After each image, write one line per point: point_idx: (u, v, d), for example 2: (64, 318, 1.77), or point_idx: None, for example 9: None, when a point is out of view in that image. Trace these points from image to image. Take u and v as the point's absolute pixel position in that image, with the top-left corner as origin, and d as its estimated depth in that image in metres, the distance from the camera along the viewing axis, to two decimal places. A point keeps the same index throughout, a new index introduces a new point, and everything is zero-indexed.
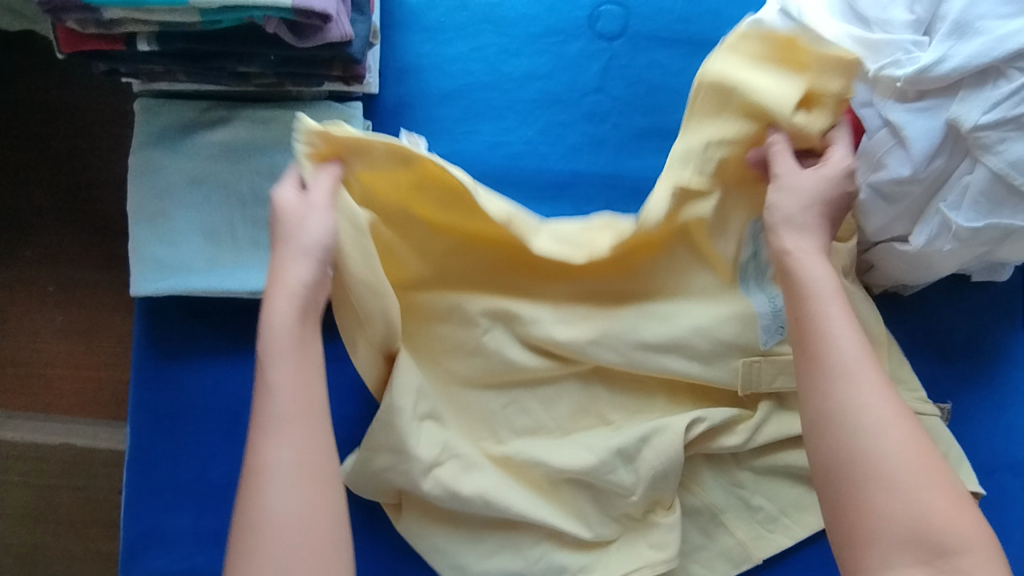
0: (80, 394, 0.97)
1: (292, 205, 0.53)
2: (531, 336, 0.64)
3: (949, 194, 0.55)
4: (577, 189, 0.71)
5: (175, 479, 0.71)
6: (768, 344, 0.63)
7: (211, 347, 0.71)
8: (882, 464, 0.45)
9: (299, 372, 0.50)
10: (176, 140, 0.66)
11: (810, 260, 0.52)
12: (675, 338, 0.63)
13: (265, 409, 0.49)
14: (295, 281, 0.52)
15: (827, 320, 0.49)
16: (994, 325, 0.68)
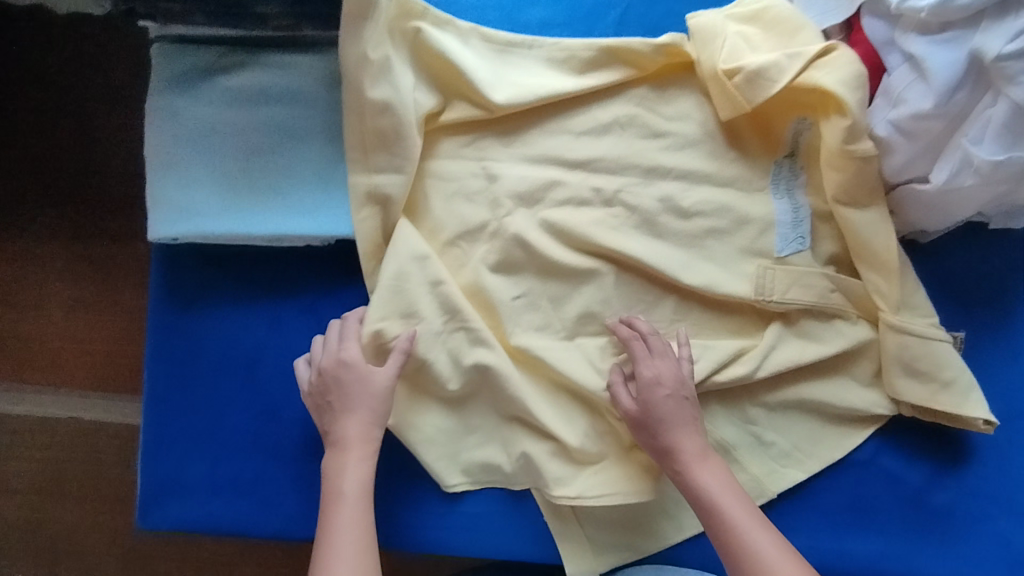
0: (89, 369, 1.03)
1: (360, 369, 0.64)
2: (547, 220, 0.70)
3: (971, 128, 0.55)
4: (594, 136, 0.70)
5: (192, 426, 0.71)
6: (782, 252, 0.68)
7: (227, 296, 0.71)
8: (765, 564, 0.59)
9: (363, 518, 0.62)
10: (192, 85, 0.66)
11: (681, 436, 0.64)
12: (683, 233, 0.69)
13: (331, 526, 0.61)
14: (357, 429, 0.63)
15: (714, 491, 0.62)
16: (1012, 272, 0.68)
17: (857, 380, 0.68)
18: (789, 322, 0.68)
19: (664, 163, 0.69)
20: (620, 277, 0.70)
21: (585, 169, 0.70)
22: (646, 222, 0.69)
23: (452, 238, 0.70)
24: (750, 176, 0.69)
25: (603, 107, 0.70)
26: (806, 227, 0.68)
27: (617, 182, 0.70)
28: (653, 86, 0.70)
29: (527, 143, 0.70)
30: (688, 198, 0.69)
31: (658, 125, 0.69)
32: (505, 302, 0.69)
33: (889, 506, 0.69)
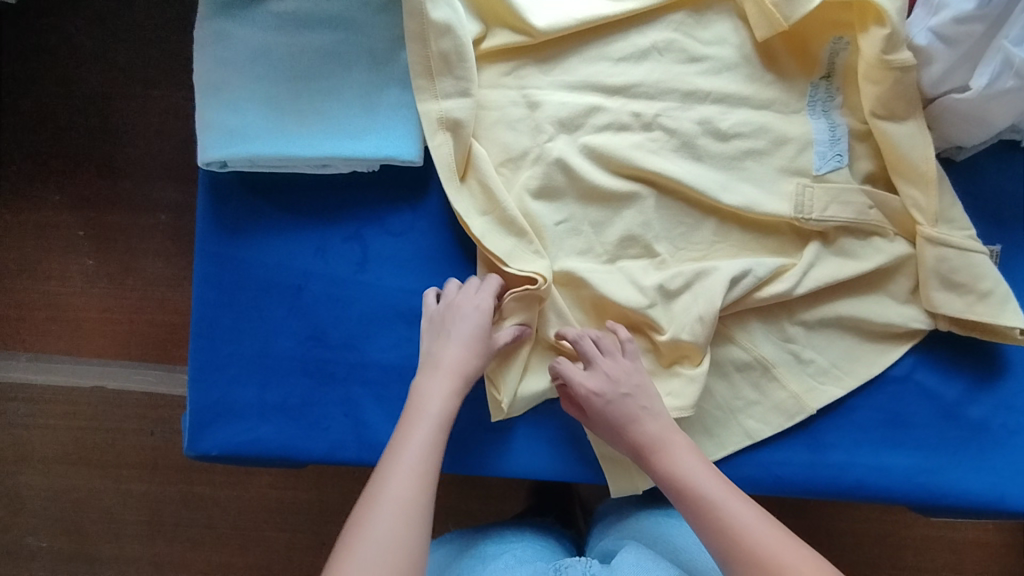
0: (112, 336, 1.07)
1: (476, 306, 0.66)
2: (588, 147, 0.69)
3: (1012, 29, 0.57)
4: (633, 63, 0.70)
5: (240, 352, 0.72)
6: (820, 170, 0.68)
7: (272, 222, 0.72)
8: (740, 539, 0.55)
9: (437, 440, 0.60)
10: (240, 10, 0.67)
11: (648, 402, 0.65)
12: (721, 157, 0.69)
13: (407, 433, 0.60)
14: (456, 356, 0.64)
15: (682, 464, 0.61)
16: None
17: (894, 296, 0.69)
18: (831, 239, 0.69)
19: (703, 86, 0.69)
20: (661, 201, 0.70)
21: (624, 95, 0.70)
22: (686, 145, 0.69)
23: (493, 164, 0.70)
24: (787, 98, 0.70)
25: (641, 34, 0.70)
26: (843, 145, 0.69)
27: (658, 106, 0.69)
28: (690, 11, 0.70)
29: (567, 70, 0.70)
30: (727, 120, 0.69)
31: (696, 50, 0.70)
32: (549, 227, 0.69)
33: (928, 421, 0.70)
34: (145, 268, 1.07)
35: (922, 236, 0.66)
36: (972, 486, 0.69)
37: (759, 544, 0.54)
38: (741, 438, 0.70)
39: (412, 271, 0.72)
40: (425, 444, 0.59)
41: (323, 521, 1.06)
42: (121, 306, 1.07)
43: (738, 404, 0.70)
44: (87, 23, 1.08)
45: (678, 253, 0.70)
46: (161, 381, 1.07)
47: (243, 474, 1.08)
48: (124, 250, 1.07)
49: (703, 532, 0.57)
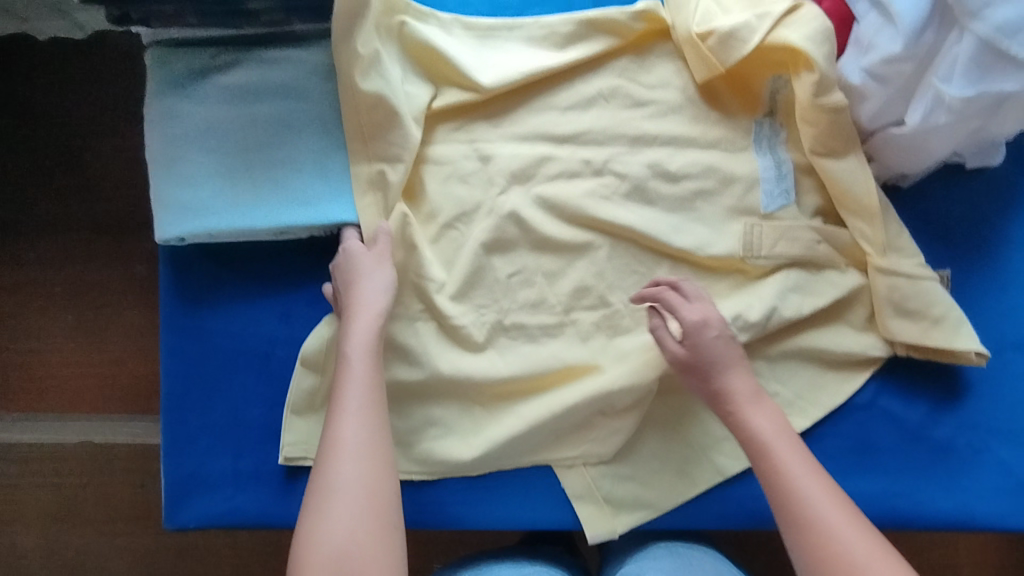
0: (96, 391, 1.06)
1: (360, 256, 0.66)
2: (541, 198, 0.70)
3: (941, 68, 0.56)
4: (580, 110, 0.71)
5: (211, 424, 0.73)
6: (768, 207, 0.69)
7: (236, 291, 0.73)
8: (818, 513, 0.56)
9: (370, 379, 0.61)
10: (188, 87, 0.68)
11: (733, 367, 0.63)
12: (673, 200, 0.70)
13: (344, 371, 0.61)
14: (366, 295, 0.65)
15: (763, 430, 0.61)
16: (992, 208, 0.70)
17: (852, 325, 0.71)
18: (789, 276, 0.69)
19: (649, 130, 0.70)
20: (614, 249, 0.71)
21: (574, 142, 0.70)
22: (639, 190, 0.70)
23: (449, 221, 0.70)
24: (733, 137, 0.70)
25: (586, 82, 0.71)
26: (789, 181, 0.70)
27: (607, 152, 0.70)
28: (632, 57, 0.72)
29: (517, 121, 0.71)
30: (676, 162, 0.70)
31: (641, 94, 0.71)
32: (501, 280, 0.70)
33: (895, 445, 0.71)
34: (125, 322, 1.06)
35: (873, 267, 0.67)
36: (942, 507, 0.69)
37: (832, 521, 0.55)
38: (712, 474, 0.71)
39: None
40: (363, 359, 0.62)
41: None
42: (104, 360, 1.06)
43: (707, 440, 0.71)
44: (39, 87, 1.06)
45: (632, 302, 0.71)
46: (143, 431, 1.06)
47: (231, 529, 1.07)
48: (103, 306, 1.06)
49: (775, 500, 0.58)
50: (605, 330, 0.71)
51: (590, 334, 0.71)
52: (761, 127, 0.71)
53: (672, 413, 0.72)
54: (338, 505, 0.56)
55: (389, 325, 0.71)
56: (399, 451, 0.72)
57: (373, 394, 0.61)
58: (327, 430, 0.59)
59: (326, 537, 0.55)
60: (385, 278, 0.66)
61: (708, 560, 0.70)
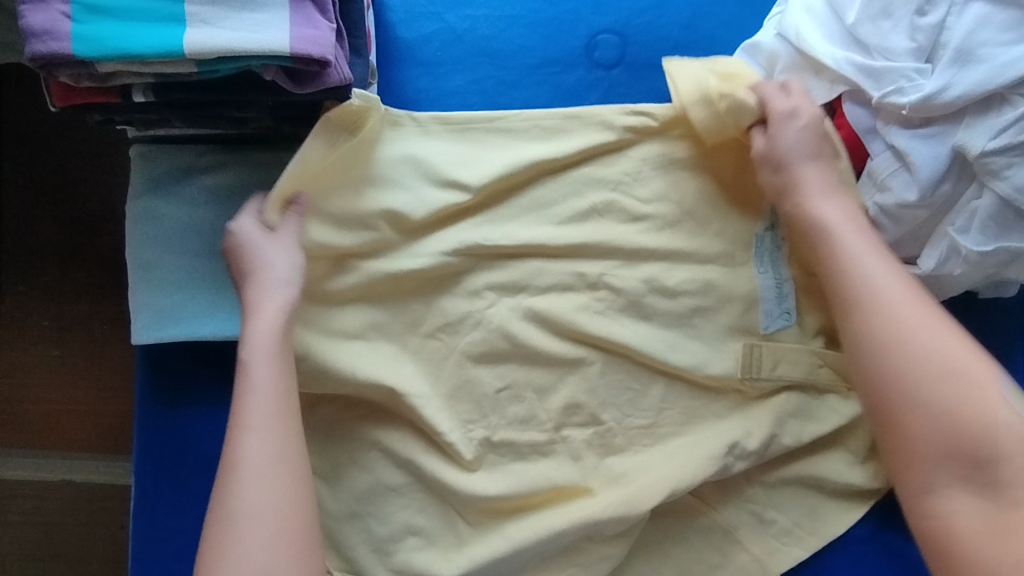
0: (78, 428, 0.93)
1: (253, 239, 0.62)
2: (530, 308, 0.66)
3: (957, 218, 0.54)
4: (575, 224, 0.66)
5: (182, 529, 0.70)
6: (768, 328, 0.67)
7: (213, 395, 0.70)
8: (901, 347, 0.53)
9: (278, 380, 0.58)
10: (173, 186, 0.66)
11: (815, 189, 0.58)
12: (673, 315, 0.66)
13: (244, 377, 0.58)
14: (269, 287, 0.60)
15: (854, 251, 0.56)
16: (1001, 340, 0.67)
17: (853, 452, 0.69)
18: (790, 400, 0.67)
19: (644, 245, 0.66)
20: (607, 364, 0.67)
21: (568, 256, 0.66)
22: (637, 304, 0.66)
23: (432, 330, 0.66)
24: (732, 251, 0.67)
25: (580, 194, 0.66)
26: (790, 300, 0.67)
27: (608, 263, 0.66)
28: (627, 168, 0.66)
29: (501, 231, 0.65)
30: (673, 278, 0.66)
31: (637, 208, 0.66)
32: (488, 395, 0.66)
33: None
34: (113, 359, 0.93)
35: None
36: None
37: (913, 354, 0.53)
38: None
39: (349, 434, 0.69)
40: (266, 364, 0.58)
41: None
42: (88, 397, 0.92)
43: (700, 567, 0.68)
44: None
45: (625, 421, 0.67)
46: (79, 469, 0.93)
47: None
48: (89, 340, 0.92)
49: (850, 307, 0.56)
50: (596, 448, 0.67)
51: (581, 452, 0.67)
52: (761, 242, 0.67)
53: (666, 538, 0.68)
54: (245, 531, 0.53)
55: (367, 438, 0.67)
56: (374, 559, 0.67)
57: (277, 399, 0.57)
58: (231, 447, 0.55)
59: (231, 565, 0.52)
60: (291, 263, 0.61)
61: None
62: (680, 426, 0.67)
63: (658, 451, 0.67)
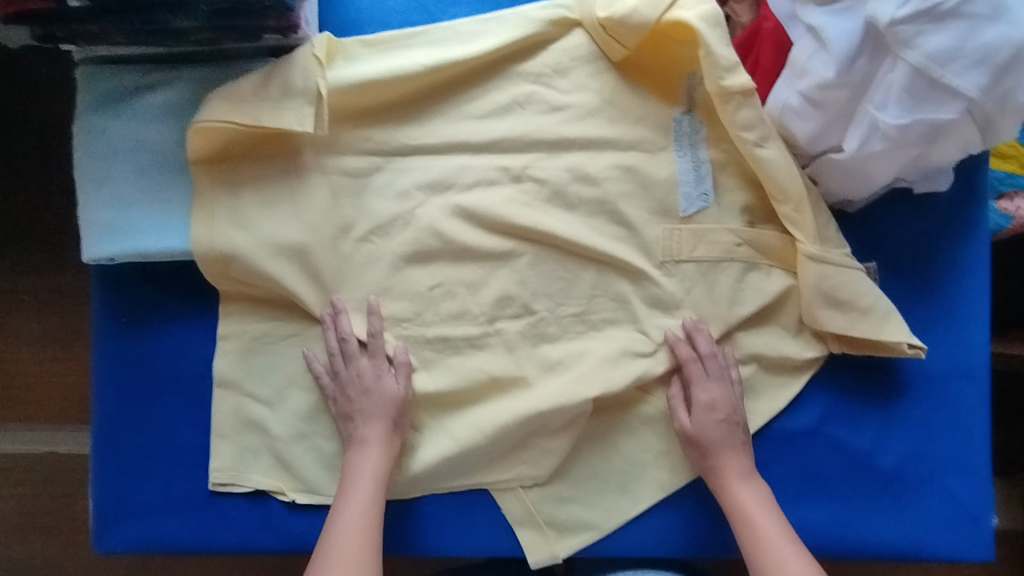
0: (62, 400, 0.98)
1: (371, 373, 0.69)
2: (459, 208, 0.70)
3: (875, 94, 0.55)
4: (495, 118, 0.70)
5: (143, 447, 0.72)
6: (686, 211, 0.69)
7: (170, 314, 0.72)
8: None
9: (372, 496, 0.66)
10: (119, 104, 0.67)
11: (730, 457, 0.66)
12: (597, 210, 0.70)
13: (353, 458, 0.68)
14: (378, 429, 0.68)
15: (753, 511, 0.64)
16: (940, 235, 0.69)
17: (785, 327, 0.69)
18: (715, 278, 0.69)
19: (567, 135, 0.70)
20: (536, 256, 0.71)
21: (490, 151, 0.70)
22: (569, 203, 0.70)
23: (365, 233, 0.70)
24: (654, 137, 0.70)
25: (501, 88, 0.71)
26: (709, 183, 0.69)
27: (535, 162, 0.70)
28: (548, 62, 0.70)
29: (428, 132, 0.70)
30: (595, 165, 0.70)
31: (558, 99, 0.70)
32: (423, 293, 0.71)
33: (839, 473, 0.70)
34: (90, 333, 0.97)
35: (804, 254, 0.65)
36: (888, 541, 0.69)
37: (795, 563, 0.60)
38: (654, 490, 0.70)
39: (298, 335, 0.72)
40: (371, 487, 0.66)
41: None
42: (70, 368, 0.98)
43: (648, 457, 0.70)
44: None
45: (557, 310, 0.71)
46: (69, 439, 0.99)
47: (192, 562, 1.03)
48: (69, 311, 0.97)
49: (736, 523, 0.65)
50: (530, 340, 0.70)
51: (516, 343, 0.70)
52: (681, 124, 0.70)
53: (612, 431, 0.71)
54: None
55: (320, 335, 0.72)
56: (328, 476, 0.72)
57: (366, 521, 0.65)
58: (332, 517, 0.65)
59: None
60: (392, 392, 0.68)
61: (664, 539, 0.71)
62: (613, 313, 0.71)
63: (601, 351, 0.69)
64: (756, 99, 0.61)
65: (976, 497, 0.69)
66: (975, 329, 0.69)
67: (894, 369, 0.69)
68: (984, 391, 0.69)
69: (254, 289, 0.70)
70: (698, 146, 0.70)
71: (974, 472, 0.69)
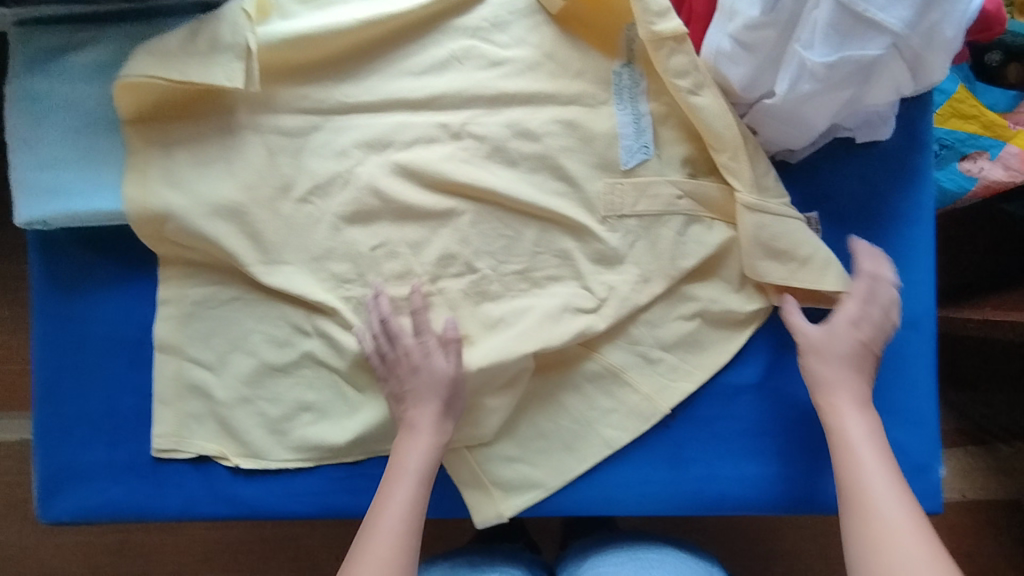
0: None
1: (409, 354, 0.67)
2: (399, 166, 0.69)
3: (802, 33, 0.56)
4: (434, 74, 0.69)
5: (85, 414, 0.71)
6: (628, 163, 0.68)
7: (111, 278, 0.71)
8: (883, 548, 0.54)
9: (416, 495, 0.63)
10: (49, 64, 0.66)
11: (847, 414, 0.62)
12: (539, 166, 0.69)
13: (404, 443, 0.65)
14: (427, 415, 0.66)
15: (866, 468, 0.59)
16: (883, 184, 0.68)
17: (728, 280, 0.69)
18: (657, 232, 0.68)
19: (506, 89, 0.69)
20: (479, 214, 0.70)
21: (429, 108, 0.69)
22: (511, 160, 0.69)
23: (304, 194, 0.69)
24: (594, 90, 0.69)
25: (439, 44, 0.70)
26: (650, 134, 0.68)
27: (475, 118, 0.69)
28: (486, 16, 0.70)
29: (366, 89, 0.69)
30: (535, 119, 0.69)
31: (496, 53, 0.69)
32: (364, 253, 0.70)
33: (784, 426, 0.69)
34: None
35: (741, 204, 0.64)
36: (833, 492, 0.69)
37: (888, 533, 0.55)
38: (600, 447, 0.70)
39: (239, 299, 0.70)
40: (410, 484, 0.63)
41: (264, 554, 1.05)
42: None
43: (595, 414, 0.70)
44: None
45: (500, 268, 0.70)
46: None
47: (177, 530, 1.05)
48: None
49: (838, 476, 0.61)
50: (472, 299, 0.70)
51: (459, 302, 0.70)
52: (619, 77, 0.69)
53: (557, 389, 0.70)
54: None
55: (260, 298, 0.70)
56: (273, 440, 0.71)
57: (410, 512, 0.62)
58: (381, 498, 0.63)
59: None
60: (433, 372, 0.66)
61: (613, 499, 0.70)
62: (556, 270, 0.70)
63: (545, 308, 0.69)
64: (689, 46, 0.61)
65: (926, 448, 0.68)
66: (921, 279, 0.68)
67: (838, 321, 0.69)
68: (930, 341, 0.69)
69: (193, 252, 0.69)
70: (638, 98, 0.69)
71: (922, 423, 0.68)
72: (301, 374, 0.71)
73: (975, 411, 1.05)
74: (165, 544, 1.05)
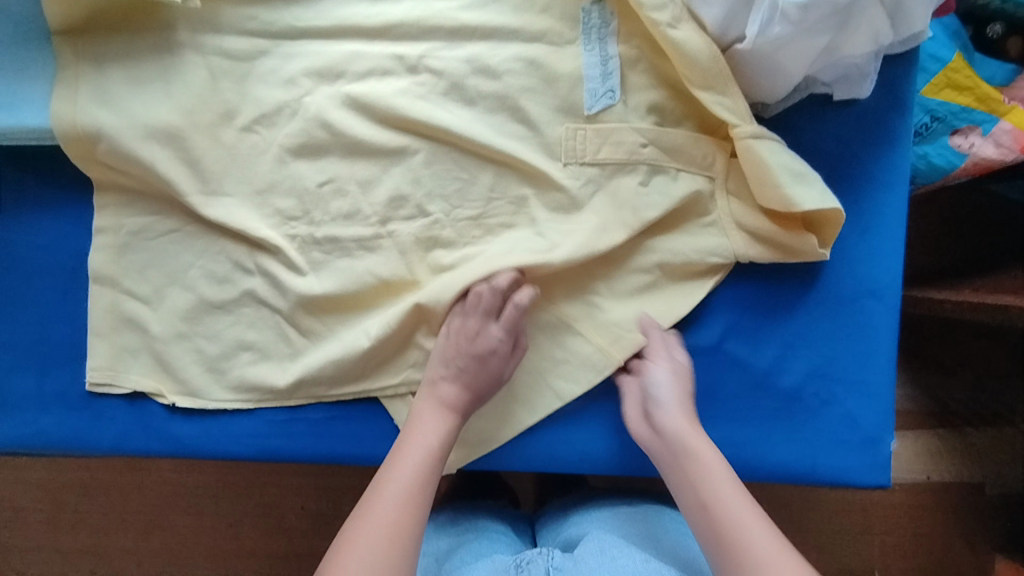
0: None
1: (478, 329, 0.63)
2: (350, 97, 0.65)
3: None
4: (390, 2, 0.66)
5: (17, 343, 0.69)
6: (592, 108, 0.65)
7: (43, 201, 0.69)
8: (739, 545, 0.51)
9: (430, 470, 0.59)
10: None
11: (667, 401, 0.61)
12: (497, 106, 0.65)
13: (422, 418, 0.62)
14: (462, 393, 0.63)
15: (718, 487, 0.55)
16: (857, 144, 0.66)
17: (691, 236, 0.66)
18: (619, 182, 0.65)
19: (467, 22, 0.65)
20: (433, 153, 0.66)
21: (385, 37, 0.66)
22: (468, 98, 0.65)
23: (249, 122, 0.65)
24: (560, 29, 0.65)
25: None
26: (616, 78, 0.64)
27: (432, 50, 0.65)
28: None
29: (318, 14, 0.65)
30: (496, 56, 0.65)
31: None
32: (311, 189, 0.66)
33: (738, 392, 0.67)
34: None
35: None
36: (784, 462, 0.67)
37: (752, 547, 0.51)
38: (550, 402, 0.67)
39: (178, 230, 0.67)
40: (418, 458, 0.59)
41: (226, 502, 1.04)
42: None
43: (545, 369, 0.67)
44: None
45: (453, 212, 0.66)
46: None
47: (137, 474, 1.04)
48: None
49: (715, 558, 0.52)
50: (422, 243, 0.66)
51: (408, 246, 0.66)
52: (588, 15, 0.65)
53: None
54: (359, 546, 0.53)
55: (201, 231, 0.67)
56: (210, 378, 0.68)
57: (421, 482, 0.57)
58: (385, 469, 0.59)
59: (356, 556, 0.52)
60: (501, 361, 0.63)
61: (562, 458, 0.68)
62: (510, 217, 0.66)
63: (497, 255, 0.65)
64: None
65: (878, 421, 0.67)
66: (889, 247, 0.66)
67: (803, 290, 0.67)
68: (894, 313, 0.67)
69: (131, 178, 0.66)
70: (606, 39, 0.65)
71: (877, 396, 0.67)
72: (240, 312, 0.68)
73: (948, 395, 1.02)
74: (123, 486, 1.04)
